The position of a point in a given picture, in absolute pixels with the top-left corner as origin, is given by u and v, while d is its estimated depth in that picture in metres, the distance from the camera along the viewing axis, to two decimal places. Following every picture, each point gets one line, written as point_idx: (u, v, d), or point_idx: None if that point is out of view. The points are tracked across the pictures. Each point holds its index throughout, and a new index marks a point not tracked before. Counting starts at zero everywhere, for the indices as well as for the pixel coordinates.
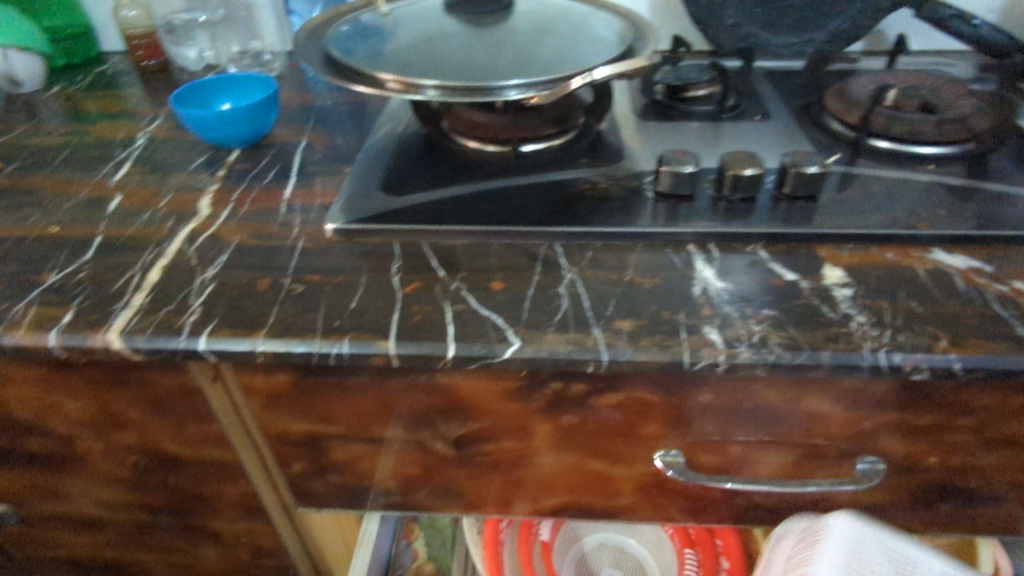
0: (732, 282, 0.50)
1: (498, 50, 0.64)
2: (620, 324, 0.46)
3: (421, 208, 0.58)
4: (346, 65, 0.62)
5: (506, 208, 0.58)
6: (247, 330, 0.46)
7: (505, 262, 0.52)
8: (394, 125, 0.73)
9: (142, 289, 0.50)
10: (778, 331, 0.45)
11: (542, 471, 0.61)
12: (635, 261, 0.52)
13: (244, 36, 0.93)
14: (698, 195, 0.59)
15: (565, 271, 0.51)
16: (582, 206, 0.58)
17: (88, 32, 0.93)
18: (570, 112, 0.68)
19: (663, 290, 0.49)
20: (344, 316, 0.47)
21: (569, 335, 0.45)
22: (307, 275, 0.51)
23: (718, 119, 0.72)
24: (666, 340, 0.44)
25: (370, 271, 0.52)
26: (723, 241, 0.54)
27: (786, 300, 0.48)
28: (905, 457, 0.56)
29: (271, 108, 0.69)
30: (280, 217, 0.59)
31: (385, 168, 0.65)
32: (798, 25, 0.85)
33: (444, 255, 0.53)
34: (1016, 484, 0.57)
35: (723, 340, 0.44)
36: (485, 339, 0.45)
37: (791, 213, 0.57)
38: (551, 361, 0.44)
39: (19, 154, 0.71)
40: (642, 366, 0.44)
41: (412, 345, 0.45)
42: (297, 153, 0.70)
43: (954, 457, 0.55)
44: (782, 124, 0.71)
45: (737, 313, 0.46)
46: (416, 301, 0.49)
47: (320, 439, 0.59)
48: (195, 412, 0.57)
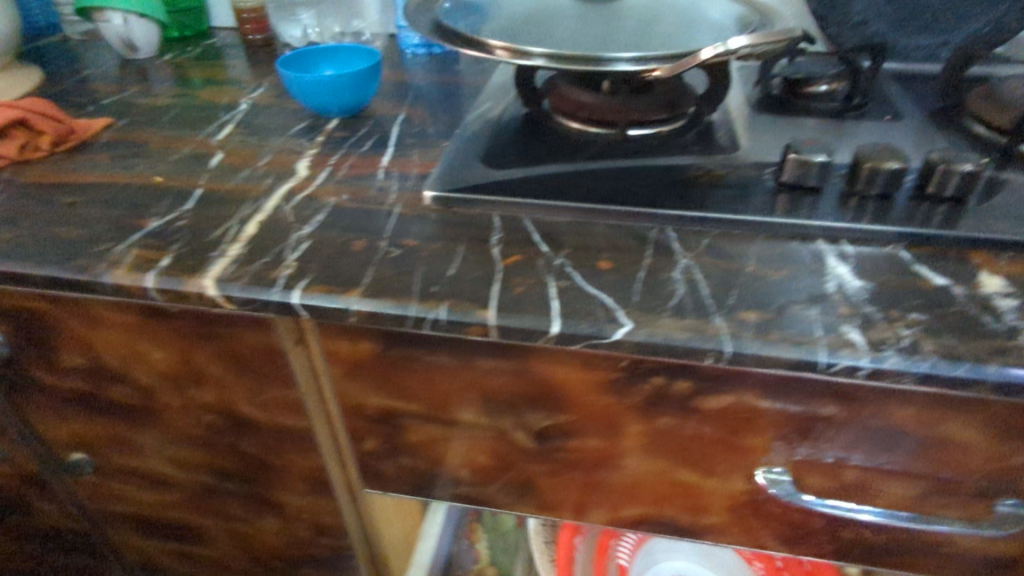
0: (871, 282, 0.44)
1: (614, 26, 0.60)
2: (745, 315, 0.41)
3: (524, 182, 0.55)
4: (456, 32, 0.60)
5: (614, 188, 0.54)
6: (341, 288, 0.44)
7: (613, 242, 0.48)
8: (494, 104, 0.71)
9: (239, 240, 0.49)
10: (930, 337, 0.39)
11: (626, 477, 0.56)
12: (757, 252, 0.47)
13: (347, 15, 0.94)
14: (825, 189, 0.53)
15: (679, 256, 0.47)
16: (697, 192, 0.53)
17: (201, 6, 0.96)
18: (683, 98, 0.64)
19: (791, 284, 0.44)
20: (441, 282, 0.45)
21: (686, 322, 0.41)
22: (404, 240, 0.49)
23: (842, 117, 0.66)
24: (798, 336, 0.39)
25: (469, 241, 0.49)
26: (858, 239, 0.49)
27: (936, 306, 0.42)
28: None
29: (373, 79, 0.69)
30: (377, 183, 0.57)
31: (486, 142, 0.62)
32: (933, 26, 0.78)
33: (546, 230, 0.50)
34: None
35: (866, 343, 0.39)
36: (593, 317, 0.41)
37: (935, 215, 0.50)
38: (666, 348, 0.40)
39: (130, 111, 0.73)
40: (770, 363, 0.39)
41: (514, 317, 0.42)
42: (395, 125, 0.68)
43: None
44: (916, 125, 0.65)
45: (881, 314, 0.41)
46: (518, 273, 0.45)
47: (396, 417, 0.57)
48: (275, 375, 0.55)
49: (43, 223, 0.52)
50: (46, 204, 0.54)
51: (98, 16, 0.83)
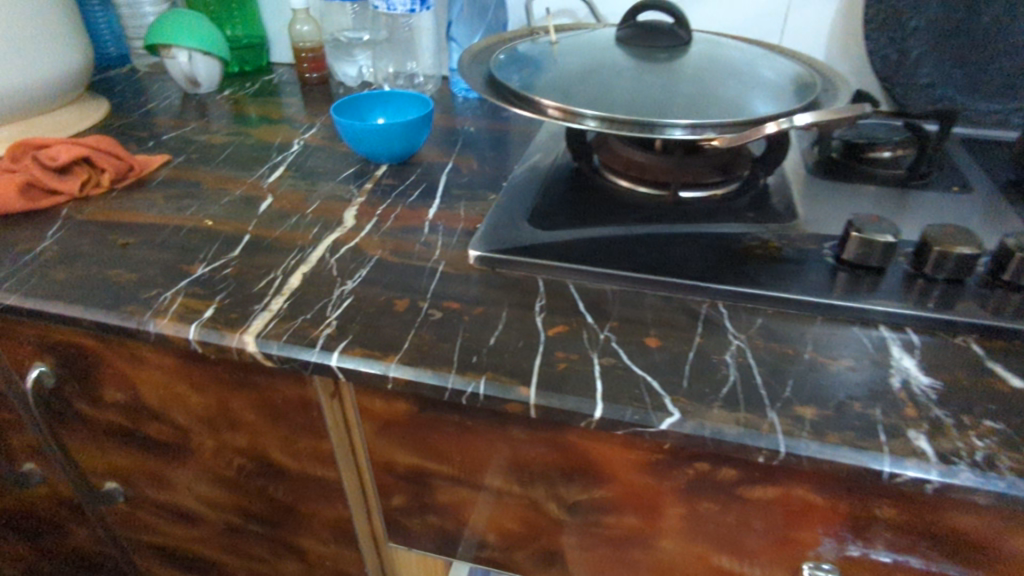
0: (939, 379, 0.41)
1: (671, 87, 0.59)
2: (801, 411, 0.39)
3: (570, 245, 0.53)
4: (508, 89, 0.60)
5: (664, 256, 0.52)
6: (381, 353, 0.43)
7: (661, 317, 0.47)
8: (544, 157, 0.70)
9: (283, 293, 0.49)
10: (1009, 450, 0.36)
11: (661, 559, 0.53)
12: (813, 336, 0.45)
13: (402, 57, 0.94)
14: (889, 269, 0.50)
15: (731, 337, 0.45)
16: (751, 265, 0.51)
17: (262, 43, 0.98)
18: (737, 160, 0.62)
19: (850, 377, 0.41)
20: (482, 352, 0.43)
21: (738, 416, 0.38)
22: (446, 302, 0.48)
23: (905, 186, 0.63)
24: (859, 440, 0.37)
25: (513, 306, 0.48)
26: (924, 327, 0.46)
27: (1014, 413, 0.39)
28: None
29: (424, 128, 0.69)
30: (423, 237, 0.57)
31: (533, 199, 0.61)
32: (1006, 91, 0.74)
33: (592, 299, 0.49)
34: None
35: (935, 452, 0.36)
36: (638, 403, 0.39)
37: (1010, 304, 0.47)
38: (715, 442, 0.38)
39: (188, 148, 0.75)
40: (826, 467, 0.37)
41: (555, 396, 0.40)
42: (443, 174, 0.68)
43: None
44: (987, 198, 0.61)
45: (951, 420, 0.38)
46: (561, 347, 0.44)
47: (427, 476, 0.55)
48: (309, 425, 0.55)
49: (97, 264, 0.53)
50: (102, 243, 0.55)
51: (165, 52, 0.86)
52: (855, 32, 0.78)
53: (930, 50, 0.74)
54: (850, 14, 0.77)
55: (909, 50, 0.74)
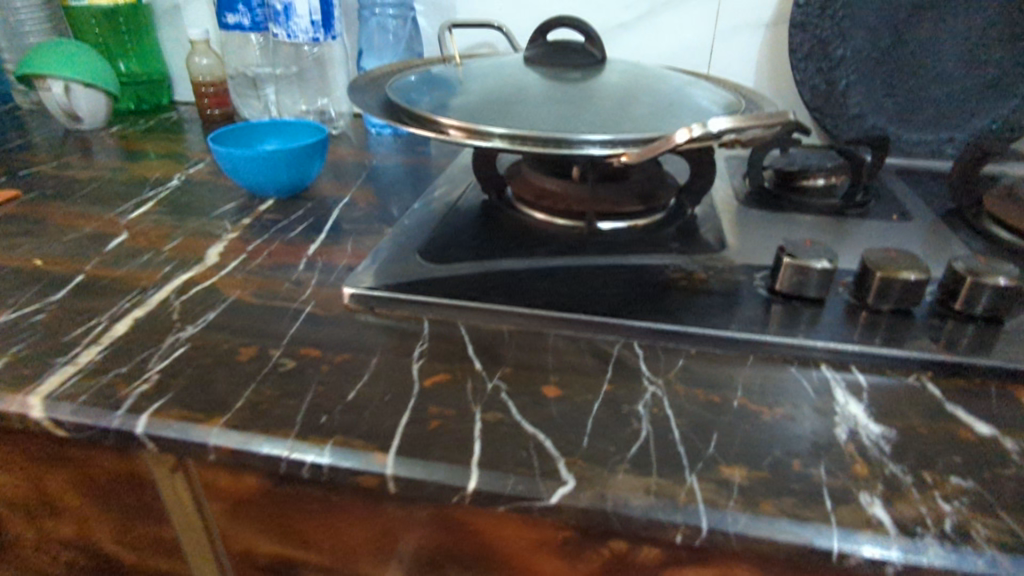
0: (893, 426, 0.34)
1: (584, 105, 0.53)
2: (728, 473, 0.31)
3: (466, 279, 0.45)
4: (404, 109, 0.53)
5: (573, 290, 0.45)
6: (204, 414, 0.34)
7: (565, 361, 0.39)
8: (452, 189, 0.64)
9: (99, 342, 0.40)
10: (984, 515, 0.29)
11: None
12: (744, 378, 0.37)
13: (312, 93, 0.88)
14: (829, 299, 0.44)
15: (646, 382, 0.37)
16: (672, 299, 0.44)
17: (163, 80, 0.91)
18: (661, 188, 0.56)
19: (785, 427, 0.34)
20: (336, 409, 0.34)
21: (649, 482, 0.30)
22: (304, 348, 0.39)
23: (842, 215, 0.58)
24: (800, 509, 0.29)
25: (386, 351, 0.39)
26: (871, 364, 0.39)
27: (984, 467, 0.31)
28: None
29: (316, 157, 0.61)
30: (295, 274, 0.48)
31: (432, 232, 0.54)
32: (937, 121, 0.72)
33: (485, 341, 0.40)
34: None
35: (894, 522, 0.28)
36: (524, 469, 0.31)
37: (964, 335, 0.41)
38: (619, 519, 0.29)
39: (47, 183, 0.65)
40: (760, 547, 0.28)
41: (419, 464, 0.31)
42: (336, 207, 0.60)
43: None
44: (928, 226, 0.56)
45: (911, 478, 0.31)
46: (438, 399, 0.35)
47: (294, 567, 0.45)
48: (146, 509, 0.44)
49: None
50: None
51: (39, 83, 0.77)
52: (782, 63, 0.75)
53: (857, 80, 0.72)
54: (776, 44, 0.74)
55: (837, 79, 0.71)
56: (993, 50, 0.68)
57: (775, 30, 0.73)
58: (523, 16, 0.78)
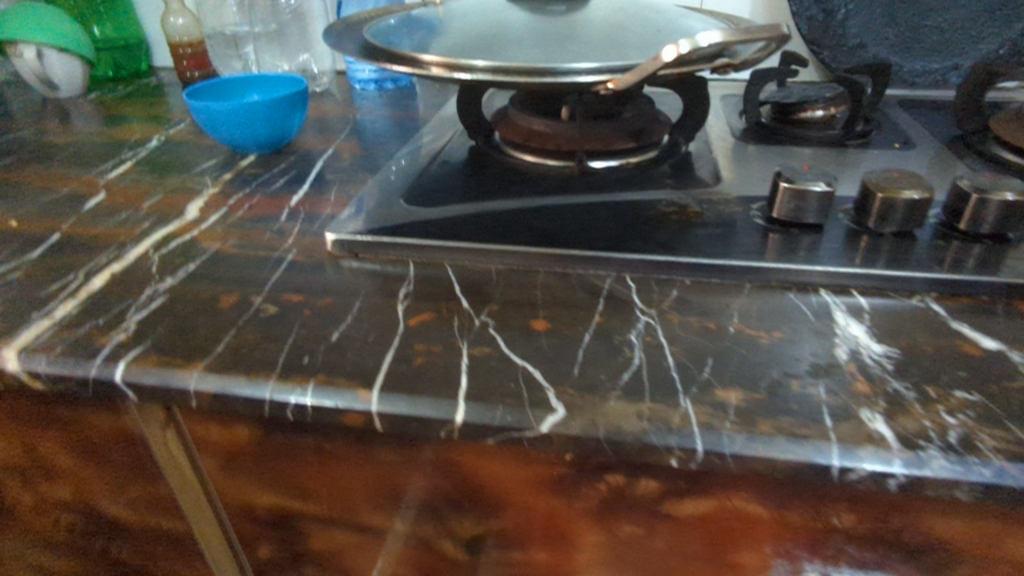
0: (895, 345, 0.33)
1: (569, 38, 0.51)
2: (724, 396, 0.30)
3: (452, 220, 0.44)
4: (382, 50, 0.51)
5: (562, 227, 0.43)
6: (183, 360, 0.33)
7: (555, 295, 0.37)
8: (438, 138, 0.62)
9: (75, 296, 0.38)
10: (990, 426, 0.28)
11: None
12: (741, 306, 0.36)
13: (293, 49, 0.85)
14: (828, 226, 0.42)
15: (639, 312, 0.36)
16: (664, 231, 0.42)
17: (140, 44, 0.88)
18: (652, 125, 0.54)
19: (783, 349, 0.33)
20: (318, 350, 0.33)
21: (642, 408, 0.29)
22: (286, 294, 0.38)
23: (843, 146, 0.56)
24: (798, 427, 0.28)
25: (370, 293, 0.38)
26: (872, 287, 0.38)
27: (990, 380, 0.30)
28: None
29: (297, 109, 0.59)
30: (277, 225, 0.47)
31: (417, 179, 0.52)
32: (940, 49, 0.69)
33: (472, 281, 0.39)
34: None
35: (897, 435, 0.27)
36: (512, 400, 0.30)
37: (969, 255, 0.39)
38: (611, 446, 0.28)
39: (24, 149, 0.64)
40: (758, 467, 0.27)
41: (403, 399, 0.30)
42: (320, 160, 0.59)
43: None
44: (932, 153, 0.54)
45: (914, 393, 0.29)
46: (423, 337, 0.34)
47: (293, 519, 0.44)
48: (140, 465, 0.44)
49: None
50: None
51: (11, 49, 0.75)
52: None
53: (857, 8, 0.69)
54: None
55: (836, 8, 0.68)
56: None
57: None
58: None
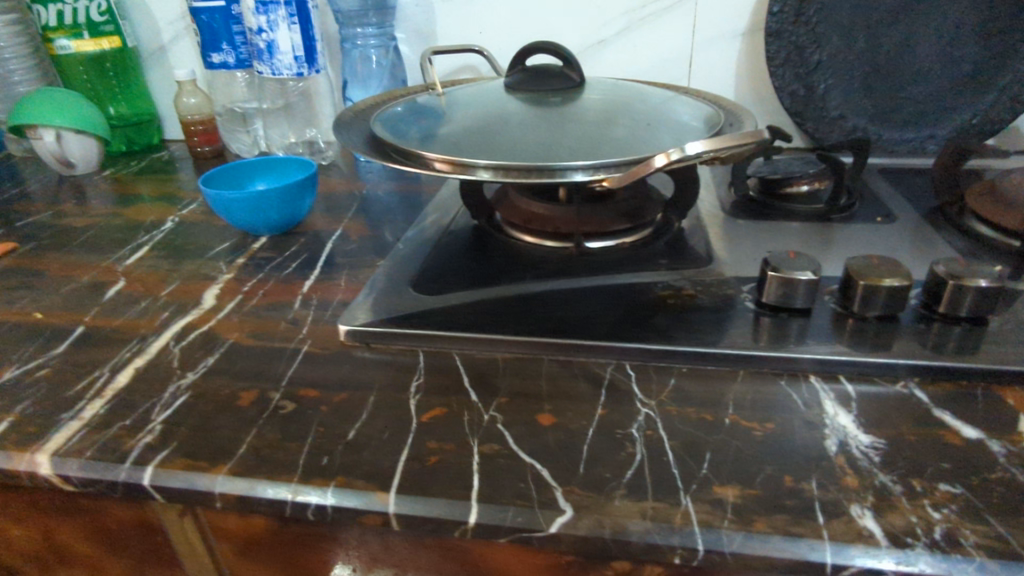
0: (881, 435, 0.35)
1: (566, 128, 0.54)
2: (722, 492, 0.31)
3: (459, 309, 0.46)
4: (389, 144, 0.54)
5: (563, 314, 0.45)
6: (209, 462, 0.35)
7: (559, 387, 0.39)
8: (442, 217, 0.64)
9: (103, 395, 0.40)
10: (972, 520, 0.29)
11: None
12: (736, 395, 0.38)
13: (300, 125, 0.89)
14: (816, 309, 0.45)
15: (639, 405, 0.38)
16: (662, 317, 0.45)
17: (152, 120, 0.92)
18: (646, 206, 0.57)
19: (777, 442, 0.34)
20: (336, 450, 0.35)
21: (645, 507, 0.31)
22: (303, 389, 0.40)
23: (828, 220, 0.59)
24: (793, 525, 0.29)
25: (382, 387, 0.40)
26: (858, 374, 0.40)
27: (972, 472, 0.32)
28: None
29: (307, 193, 0.62)
30: (291, 313, 0.49)
31: (423, 262, 0.55)
32: (916, 119, 0.73)
33: (479, 372, 0.41)
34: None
35: (885, 532, 0.29)
36: (522, 499, 0.32)
37: (954, 339, 0.41)
38: (618, 545, 0.30)
39: (43, 233, 0.66)
40: (757, 565, 0.29)
41: (420, 501, 0.32)
42: (329, 241, 0.61)
43: None
44: (912, 227, 0.57)
45: (900, 486, 0.31)
46: (436, 434, 0.36)
47: None
48: (157, 552, 0.45)
49: None
50: None
51: (30, 133, 0.78)
52: (760, 72, 0.76)
53: (835, 83, 0.72)
54: (753, 54, 0.75)
55: (816, 84, 0.72)
56: (967, 47, 0.69)
57: (752, 38, 0.74)
58: (503, 39, 0.79)
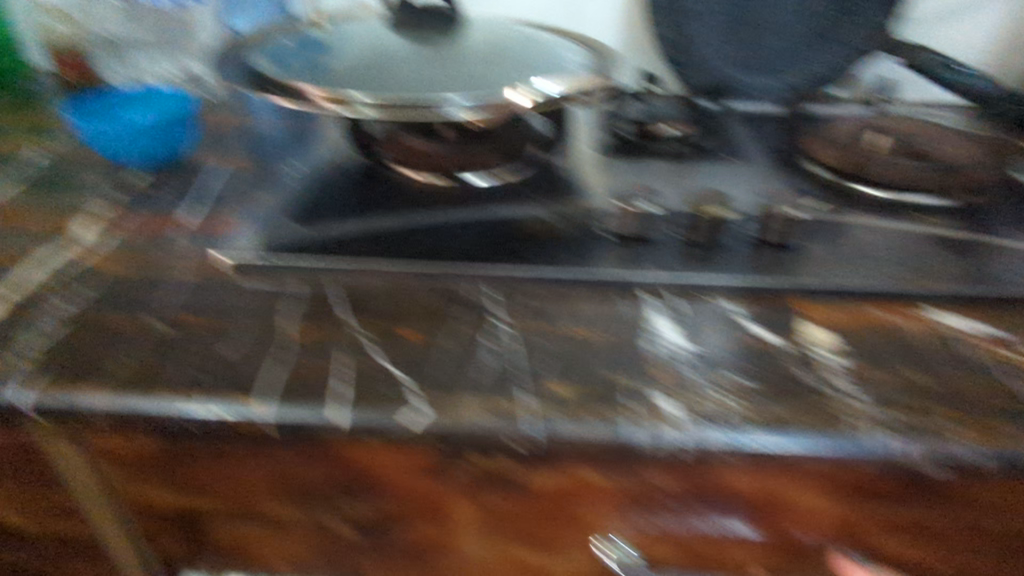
0: (694, 340, 0.41)
1: (444, 67, 0.56)
2: (557, 389, 0.37)
3: (339, 239, 0.49)
4: (269, 79, 0.54)
5: (437, 244, 0.49)
6: (90, 383, 0.37)
7: (428, 308, 0.44)
8: (329, 152, 0.66)
9: None
10: (750, 402, 0.37)
11: (468, 560, 0.50)
12: (581, 312, 0.44)
13: (177, 55, 0.84)
14: (660, 240, 0.50)
15: (498, 321, 0.43)
16: (526, 245, 0.49)
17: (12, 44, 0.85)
18: (522, 143, 0.61)
19: (610, 348, 0.41)
20: (216, 368, 0.38)
21: (492, 403, 0.36)
22: (183, 315, 0.42)
23: (689, 160, 0.65)
24: (610, 413, 0.36)
25: (262, 312, 0.43)
26: (685, 292, 0.46)
27: (758, 366, 0.39)
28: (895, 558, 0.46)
29: (187, 127, 0.62)
30: (171, 245, 0.50)
31: (308, 196, 0.56)
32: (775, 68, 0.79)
33: (356, 296, 0.45)
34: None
35: (682, 414, 0.36)
36: (385, 402, 0.36)
37: (770, 262, 0.49)
38: (468, 435, 0.35)
39: None
40: (581, 445, 0.35)
41: (294, 408, 0.36)
42: (213, 176, 0.62)
43: (951, 557, 0.45)
44: (757, 167, 0.64)
45: (700, 379, 0.38)
46: (311, 352, 0.40)
47: (199, 513, 0.48)
48: (44, 476, 0.46)
49: None
50: None
51: None
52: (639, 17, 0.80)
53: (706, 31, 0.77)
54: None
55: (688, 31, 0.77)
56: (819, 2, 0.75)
57: None
58: None
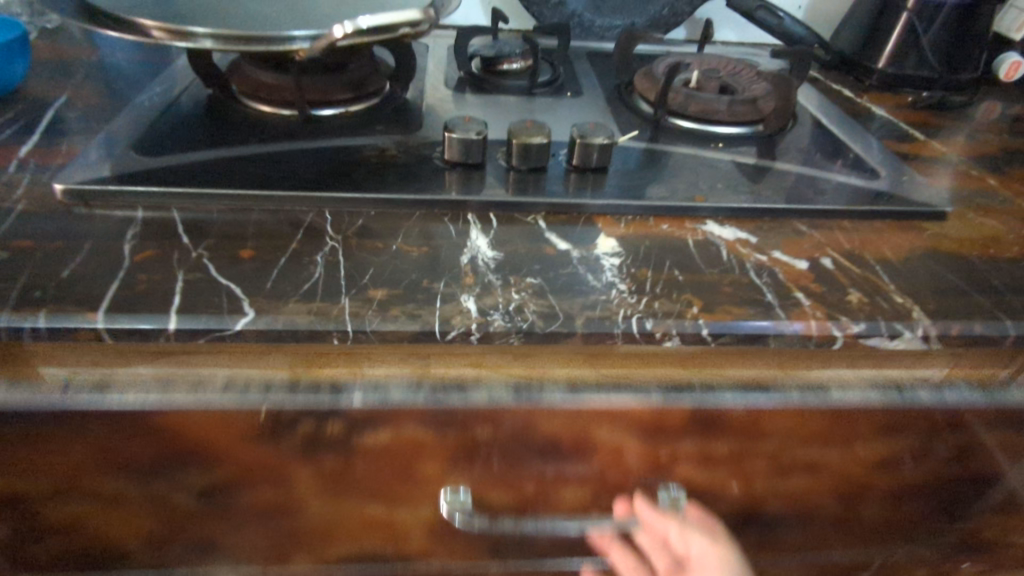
0: (503, 251, 0.48)
1: (282, 1, 0.57)
2: (373, 293, 0.42)
3: (179, 168, 0.51)
4: (98, 11, 0.54)
5: (277, 172, 0.52)
6: None
7: (264, 230, 0.47)
8: (177, 84, 0.66)
9: None
10: (538, 298, 0.44)
11: (315, 519, 0.55)
12: (406, 230, 0.49)
13: None
14: (488, 167, 0.56)
15: (328, 239, 0.47)
16: (363, 172, 0.53)
17: None
18: (370, 77, 0.64)
19: (427, 259, 0.46)
20: (48, 285, 0.41)
21: (313, 307, 0.41)
22: (17, 241, 0.44)
23: (532, 93, 0.70)
24: (416, 311, 0.42)
25: (98, 237, 0.45)
26: (503, 211, 0.52)
27: (552, 271, 0.46)
28: (705, 486, 0.56)
29: (18, 56, 0.61)
30: (5, 177, 0.50)
31: (151, 127, 0.57)
32: None
33: (194, 221, 0.47)
34: (842, 512, 0.60)
35: (478, 309, 0.42)
36: (213, 309, 0.40)
37: (581, 185, 0.55)
38: (290, 333, 0.40)
39: None
40: (392, 338, 0.41)
41: (126, 317, 0.39)
42: (51, 108, 0.61)
43: (754, 482, 0.56)
44: (591, 101, 0.71)
45: (500, 281, 0.45)
46: (146, 270, 0.43)
47: (25, 500, 0.50)
48: None
49: None
50: None
51: None
52: None
53: None
54: None
55: None
56: None
57: None
58: None
